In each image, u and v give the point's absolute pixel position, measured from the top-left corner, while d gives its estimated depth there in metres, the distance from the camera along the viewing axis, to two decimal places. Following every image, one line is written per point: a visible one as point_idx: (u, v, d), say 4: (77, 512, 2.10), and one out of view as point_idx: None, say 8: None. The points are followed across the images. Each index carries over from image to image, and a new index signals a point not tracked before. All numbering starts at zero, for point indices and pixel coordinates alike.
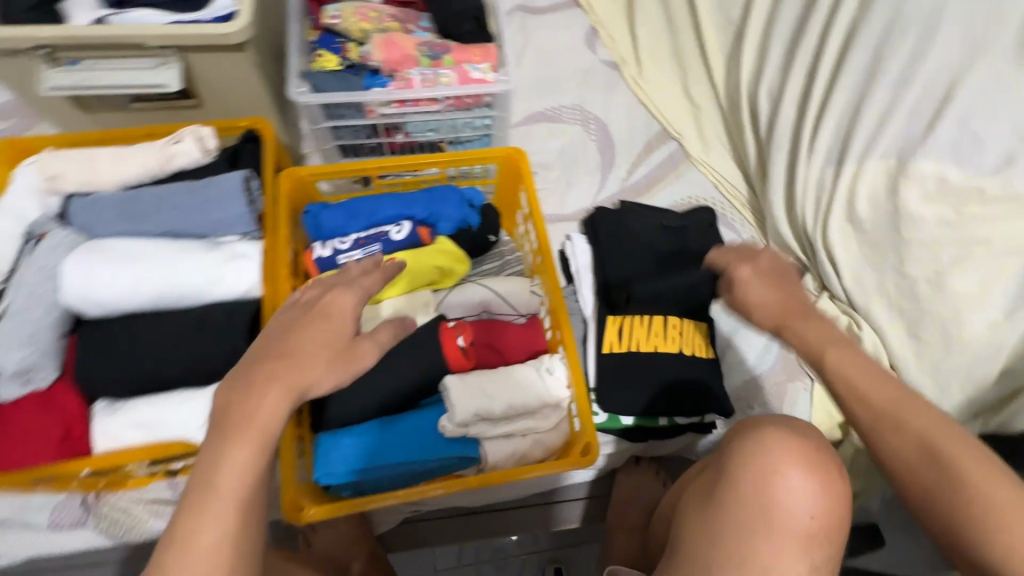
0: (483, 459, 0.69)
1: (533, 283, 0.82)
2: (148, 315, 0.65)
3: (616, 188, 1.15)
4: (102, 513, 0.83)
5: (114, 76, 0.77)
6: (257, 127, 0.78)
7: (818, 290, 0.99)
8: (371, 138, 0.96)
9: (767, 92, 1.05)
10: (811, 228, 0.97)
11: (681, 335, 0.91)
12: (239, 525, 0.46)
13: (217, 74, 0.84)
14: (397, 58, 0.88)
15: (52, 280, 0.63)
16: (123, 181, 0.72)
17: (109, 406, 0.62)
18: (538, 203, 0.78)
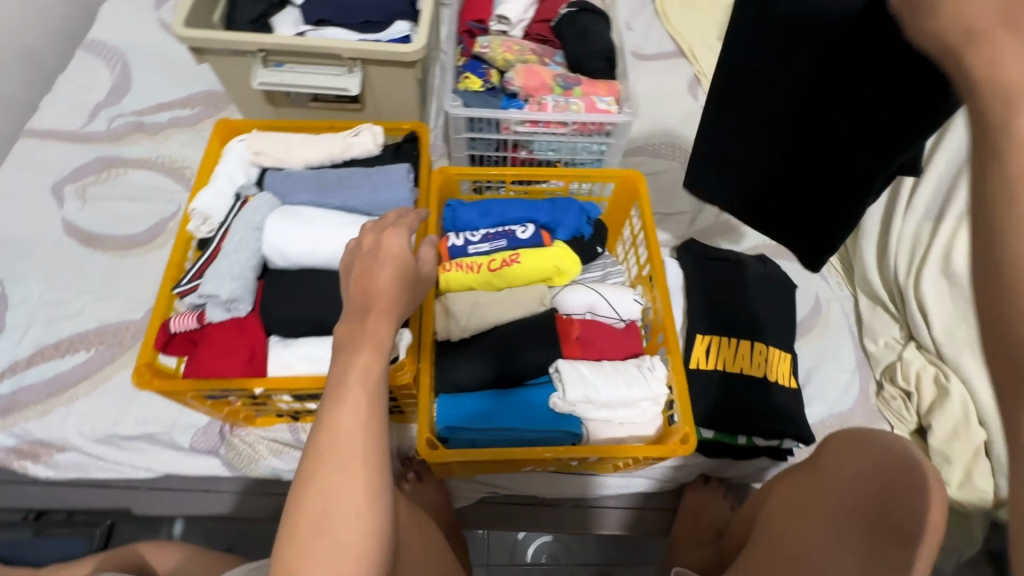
0: (585, 437, 0.77)
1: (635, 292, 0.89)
2: (320, 271, 0.78)
3: (707, 222, 1.22)
4: (234, 443, 0.95)
5: (310, 78, 0.94)
6: (417, 131, 0.93)
7: (904, 340, 1.04)
8: (498, 151, 1.08)
9: None
10: (903, 279, 1.03)
11: (766, 361, 0.97)
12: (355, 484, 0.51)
13: (385, 84, 0.99)
14: (535, 85, 1.02)
15: (257, 232, 0.77)
16: (307, 162, 0.87)
17: (282, 340, 0.74)
18: (653, 219, 0.88)
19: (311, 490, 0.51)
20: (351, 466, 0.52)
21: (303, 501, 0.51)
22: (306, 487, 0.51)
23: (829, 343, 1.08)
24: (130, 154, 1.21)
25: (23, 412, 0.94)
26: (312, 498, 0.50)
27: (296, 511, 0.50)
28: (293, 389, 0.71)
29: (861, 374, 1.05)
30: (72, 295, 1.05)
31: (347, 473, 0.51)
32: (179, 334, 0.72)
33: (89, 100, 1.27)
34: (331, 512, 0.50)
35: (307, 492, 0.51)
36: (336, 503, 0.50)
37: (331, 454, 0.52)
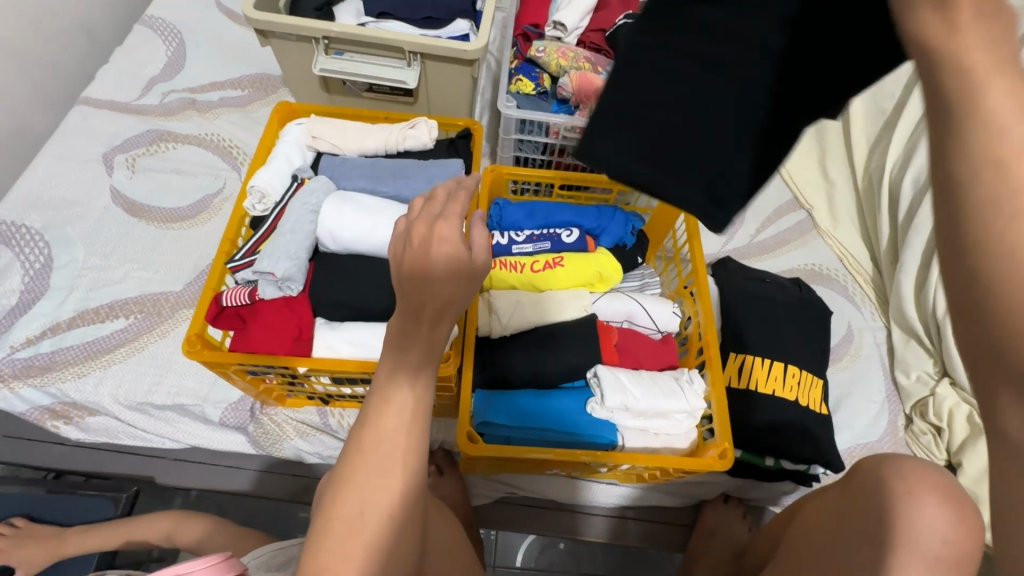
0: (619, 446, 0.76)
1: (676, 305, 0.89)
2: (371, 257, 0.79)
3: (742, 242, 1.23)
4: (263, 421, 0.96)
5: (369, 69, 0.96)
6: (471, 128, 0.94)
7: (937, 376, 1.02)
8: (543, 155, 1.08)
9: (912, 180, 1.12)
10: (941, 314, 1.01)
11: (799, 384, 0.96)
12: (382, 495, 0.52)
13: (440, 80, 1.01)
14: (587, 92, 1.01)
15: (312, 215, 0.78)
16: (362, 150, 0.88)
17: (329, 323, 0.75)
18: (700, 234, 0.87)
19: (347, 491, 0.51)
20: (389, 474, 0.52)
21: (339, 501, 0.51)
22: (344, 488, 0.51)
23: (860, 373, 1.08)
24: (180, 129, 1.23)
25: (59, 373, 0.95)
26: (350, 500, 0.51)
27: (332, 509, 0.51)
28: (338, 371, 0.72)
29: (890, 406, 1.04)
30: (115, 262, 1.06)
31: (385, 479, 0.52)
32: (229, 308, 0.73)
33: (144, 74, 1.29)
34: (366, 516, 0.51)
35: (344, 493, 0.51)
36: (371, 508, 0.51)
37: (371, 457, 0.52)
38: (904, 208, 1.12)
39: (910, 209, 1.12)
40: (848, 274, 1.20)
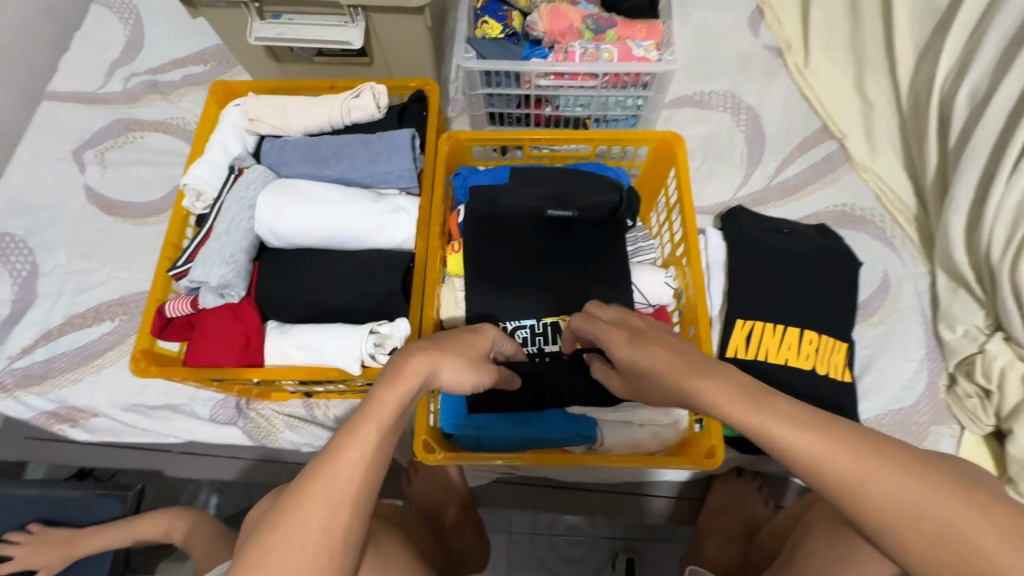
0: (598, 440, 0.71)
1: (667, 273, 0.80)
2: (318, 252, 0.72)
3: (760, 185, 1.08)
4: (250, 416, 0.96)
5: (309, 31, 0.85)
6: (425, 89, 0.83)
7: (989, 330, 0.89)
8: (519, 108, 0.96)
9: (967, 95, 0.91)
10: (995, 259, 0.85)
11: (815, 351, 0.85)
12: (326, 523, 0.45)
13: (393, 35, 0.89)
14: (561, 29, 0.89)
15: (250, 210, 0.71)
16: (307, 129, 0.80)
17: (278, 326, 0.70)
18: (691, 189, 0.77)
19: (293, 522, 0.44)
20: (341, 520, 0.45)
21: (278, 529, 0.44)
22: (287, 516, 0.44)
23: (896, 330, 0.95)
24: (147, 116, 1.18)
25: (57, 379, 0.97)
26: (291, 532, 0.44)
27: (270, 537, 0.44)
28: (289, 379, 0.67)
29: (931, 366, 0.92)
30: (97, 264, 1.06)
31: (338, 519, 0.45)
32: (176, 319, 0.70)
33: (104, 57, 1.22)
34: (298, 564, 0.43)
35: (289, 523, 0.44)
36: (310, 552, 0.43)
37: (329, 492, 0.45)
38: (957, 133, 0.93)
39: (965, 131, 0.92)
40: (886, 214, 1.04)
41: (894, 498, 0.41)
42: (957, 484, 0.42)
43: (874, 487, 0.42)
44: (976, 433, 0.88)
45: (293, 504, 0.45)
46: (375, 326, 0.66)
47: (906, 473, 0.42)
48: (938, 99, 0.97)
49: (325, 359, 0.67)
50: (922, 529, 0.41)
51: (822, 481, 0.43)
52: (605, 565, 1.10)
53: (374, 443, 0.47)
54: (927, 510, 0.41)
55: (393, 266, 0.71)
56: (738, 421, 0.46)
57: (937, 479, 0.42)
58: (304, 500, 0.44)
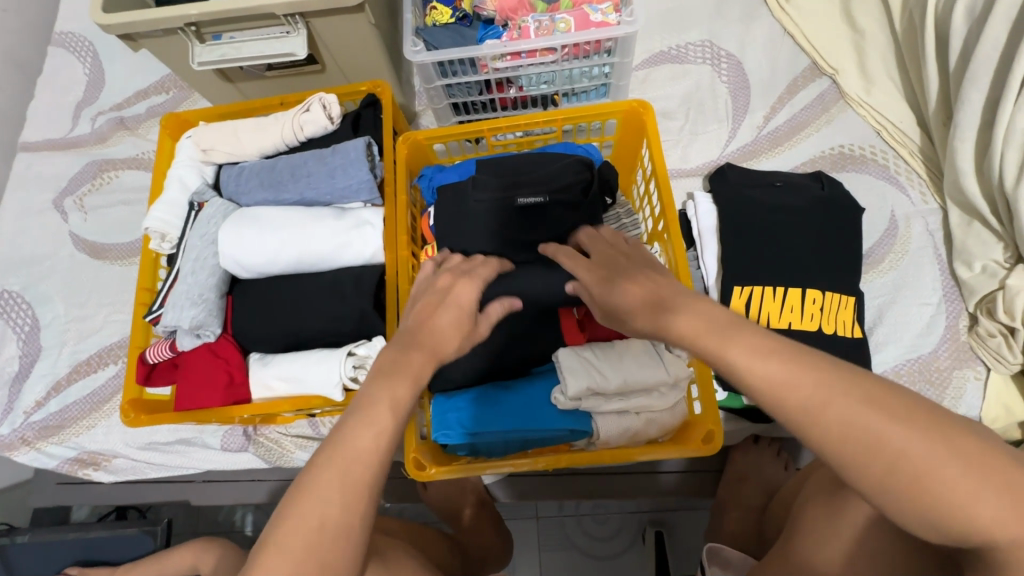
0: (595, 434, 0.68)
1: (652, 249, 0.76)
2: (288, 279, 0.71)
3: (748, 138, 1.01)
4: (259, 441, 0.97)
5: (251, 46, 0.81)
6: (377, 91, 0.79)
7: (1010, 264, 0.82)
8: (482, 95, 0.91)
9: (966, 10, 0.83)
10: (1010, 187, 0.78)
11: (820, 311, 0.81)
12: (337, 509, 0.44)
13: (339, 38, 0.85)
14: (512, 5, 0.85)
15: (213, 245, 0.70)
16: (262, 151, 0.78)
17: (260, 358, 0.70)
18: (664, 159, 0.73)
19: (298, 506, 0.44)
20: (356, 506, 0.45)
21: (294, 516, 0.44)
22: (302, 503, 0.44)
23: (907, 273, 0.89)
24: (119, 154, 1.17)
25: (73, 428, 1.00)
26: (306, 519, 0.43)
27: (286, 524, 0.43)
28: (277, 411, 0.67)
29: (949, 306, 0.87)
30: (93, 309, 1.07)
31: (352, 504, 0.45)
32: (160, 363, 0.70)
33: (68, 100, 1.20)
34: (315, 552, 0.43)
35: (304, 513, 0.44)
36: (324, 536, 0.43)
37: (345, 476, 0.45)
38: (957, 53, 0.85)
39: (966, 49, 0.84)
40: (888, 150, 0.97)
41: (851, 424, 0.41)
42: (925, 415, 0.42)
43: (834, 413, 0.42)
44: (1004, 374, 0.82)
45: (308, 487, 0.44)
46: (352, 348, 0.65)
47: (873, 404, 0.42)
48: (934, 18, 0.88)
49: (307, 388, 0.66)
50: (885, 451, 0.41)
51: (787, 404, 0.43)
52: (636, 539, 1.09)
53: (385, 431, 0.47)
54: (899, 434, 0.41)
55: (362, 284, 0.69)
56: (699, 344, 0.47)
57: (892, 404, 0.42)
58: (318, 485, 0.44)
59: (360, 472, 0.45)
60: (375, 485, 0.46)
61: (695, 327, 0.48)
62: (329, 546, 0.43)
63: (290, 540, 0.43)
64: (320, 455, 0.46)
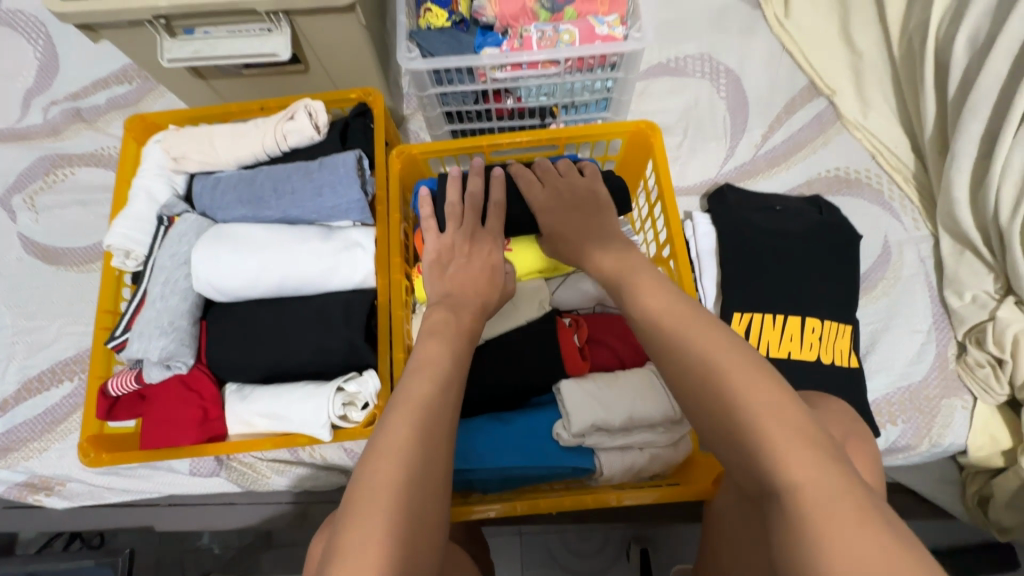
0: (598, 471, 0.65)
1: None
2: (269, 304, 0.65)
3: (745, 157, 1.00)
4: (231, 466, 0.91)
5: (228, 44, 0.74)
6: (368, 100, 0.74)
7: (1000, 295, 0.83)
8: (478, 104, 0.87)
9: (968, 40, 0.83)
10: (1004, 220, 0.79)
11: (819, 339, 0.80)
12: (423, 430, 0.46)
13: (326, 38, 0.79)
14: (513, 12, 0.79)
15: (185, 266, 0.64)
16: (239, 161, 0.71)
17: (237, 390, 0.64)
18: (672, 184, 0.71)
19: (386, 433, 0.45)
20: (438, 448, 0.46)
21: (382, 442, 0.45)
22: (389, 429, 0.45)
23: (899, 300, 0.90)
24: (74, 148, 1.07)
25: (22, 450, 0.91)
26: (394, 441, 0.44)
27: (377, 451, 0.44)
28: (256, 449, 0.62)
29: (938, 335, 0.87)
30: (45, 320, 0.98)
31: (433, 431, 0.47)
32: (123, 395, 0.64)
33: (16, 85, 1.10)
34: (409, 487, 0.43)
35: (386, 452, 0.44)
36: (417, 455, 0.44)
37: (421, 405, 0.47)
38: (956, 82, 0.85)
39: (965, 79, 0.84)
40: (883, 174, 0.96)
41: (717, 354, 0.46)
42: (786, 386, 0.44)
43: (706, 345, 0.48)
44: (990, 404, 0.83)
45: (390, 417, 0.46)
46: (341, 384, 0.60)
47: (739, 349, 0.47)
48: (934, 46, 0.88)
49: (289, 426, 0.61)
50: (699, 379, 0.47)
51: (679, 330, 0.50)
52: (621, 555, 1.08)
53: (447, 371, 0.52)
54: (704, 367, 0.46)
55: (352, 314, 0.64)
56: (633, 303, 0.55)
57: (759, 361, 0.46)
58: (400, 412, 0.46)
59: (434, 400, 0.48)
60: (446, 421, 0.48)
61: (714, 377, 0.45)
62: (419, 460, 0.44)
63: (380, 463, 0.43)
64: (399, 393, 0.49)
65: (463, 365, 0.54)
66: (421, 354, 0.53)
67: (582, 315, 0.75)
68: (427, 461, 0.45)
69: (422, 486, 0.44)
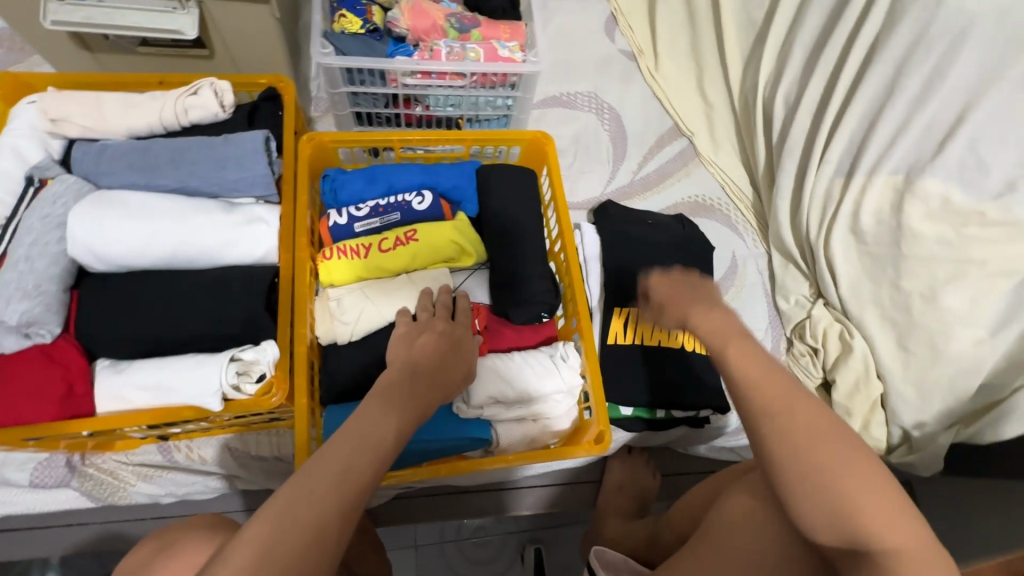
0: (495, 442, 0.70)
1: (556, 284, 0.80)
2: (157, 274, 0.62)
3: (625, 181, 1.15)
4: (86, 474, 0.80)
5: (124, 14, 0.72)
6: (278, 86, 0.75)
7: (813, 298, 1.03)
8: (388, 108, 0.93)
9: (784, 98, 1.07)
10: (815, 235, 1.00)
11: (683, 331, 0.94)
12: (376, 438, 0.51)
13: (235, 26, 0.80)
14: (425, 27, 0.86)
15: (59, 229, 0.60)
16: (131, 130, 0.68)
17: (112, 364, 0.59)
18: (562, 185, 0.80)
19: (353, 429, 0.51)
20: (378, 458, 0.50)
21: (345, 436, 0.50)
22: (355, 422, 0.52)
23: (744, 305, 1.07)
24: None
25: None
26: (354, 435, 0.50)
27: (341, 436, 0.50)
28: (130, 426, 0.58)
29: (773, 333, 1.05)
30: None
31: (385, 440, 0.52)
32: None
33: None
34: (345, 476, 0.48)
35: (333, 455, 0.48)
36: (363, 453, 0.50)
37: (388, 413, 0.53)
38: (778, 130, 1.08)
39: (784, 129, 1.07)
40: (730, 202, 1.16)
41: (800, 431, 0.49)
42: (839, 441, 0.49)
43: (791, 417, 0.49)
44: (811, 387, 1.00)
45: (363, 415, 0.52)
46: (236, 352, 0.59)
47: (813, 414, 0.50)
48: (763, 101, 1.11)
49: (171, 398, 0.58)
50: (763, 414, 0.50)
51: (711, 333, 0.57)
52: (514, 560, 1.09)
53: (421, 392, 0.57)
54: (809, 472, 0.48)
55: (252, 286, 0.63)
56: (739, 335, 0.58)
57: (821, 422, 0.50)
58: (368, 412, 0.53)
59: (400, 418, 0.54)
60: (398, 439, 0.53)
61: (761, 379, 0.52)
62: (365, 457, 0.49)
63: (336, 448, 0.49)
64: (382, 400, 0.54)
65: (442, 392, 0.60)
66: (422, 363, 0.60)
67: (479, 302, 0.78)
68: (367, 460, 0.49)
69: (314, 535, 0.45)
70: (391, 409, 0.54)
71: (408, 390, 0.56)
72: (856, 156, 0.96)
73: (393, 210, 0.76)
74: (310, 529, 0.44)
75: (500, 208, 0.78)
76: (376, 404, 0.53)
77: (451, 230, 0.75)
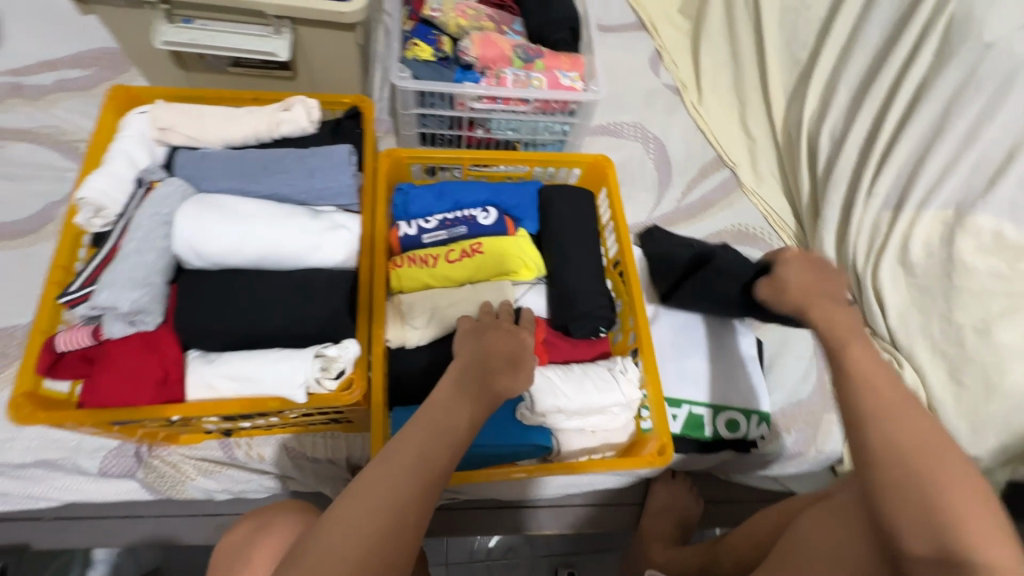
0: (556, 449, 0.72)
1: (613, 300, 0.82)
2: (247, 273, 0.66)
3: (669, 208, 1.18)
4: (152, 465, 0.83)
5: (227, 37, 0.79)
6: (360, 106, 0.81)
7: (859, 328, 1.04)
8: (451, 130, 0.98)
9: (829, 133, 1.10)
10: (861, 266, 1.01)
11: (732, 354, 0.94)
12: (445, 426, 0.52)
13: (320, 51, 0.86)
14: (493, 56, 0.92)
15: (165, 227, 0.65)
16: (227, 141, 0.74)
17: (202, 355, 0.63)
18: (622, 206, 0.83)
19: (425, 417, 0.53)
20: (450, 446, 0.52)
21: (418, 424, 0.52)
22: (426, 411, 0.53)
23: (789, 333, 1.08)
24: (8, 123, 1.00)
25: None
26: (425, 423, 0.52)
27: (413, 424, 0.52)
28: (218, 414, 0.61)
29: (817, 362, 1.05)
30: None
31: (455, 428, 0.53)
32: (69, 353, 0.61)
33: None
34: (418, 463, 0.50)
35: (407, 443, 0.51)
36: (432, 441, 0.51)
37: (457, 402, 0.54)
38: (823, 164, 1.11)
39: (829, 162, 1.10)
40: (773, 232, 1.18)
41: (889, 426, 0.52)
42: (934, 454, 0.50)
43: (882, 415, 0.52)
44: None
45: (435, 403, 0.54)
46: (321, 348, 0.62)
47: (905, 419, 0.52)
48: (807, 136, 1.15)
49: (257, 389, 0.61)
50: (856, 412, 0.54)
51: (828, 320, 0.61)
52: None
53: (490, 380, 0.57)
54: (933, 451, 0.49)
55: (334, 287, 0.66)
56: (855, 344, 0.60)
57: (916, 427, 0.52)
58: (438, 400, 0.54)
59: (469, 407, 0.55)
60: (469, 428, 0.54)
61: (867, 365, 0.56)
62: (435, 445, 0.51)
63: (409, 436, 0.51)
64: (453, 388, 0.56)
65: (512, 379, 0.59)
66: (491, 351, 0.60)
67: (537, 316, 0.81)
68: (438, 448, 0.51)
69: (390, 521, 0.47)
70: (460, 398, 0.55)
71: (478, 378, 0.57)
72: (904, 190, 0.98)
73: (460, 223, 0.80)
74: (386, 514, 0.47)
75: (561, 226, 0.81)
76: (447, 391, 0.55)
77: (515, 245, 0.79)
